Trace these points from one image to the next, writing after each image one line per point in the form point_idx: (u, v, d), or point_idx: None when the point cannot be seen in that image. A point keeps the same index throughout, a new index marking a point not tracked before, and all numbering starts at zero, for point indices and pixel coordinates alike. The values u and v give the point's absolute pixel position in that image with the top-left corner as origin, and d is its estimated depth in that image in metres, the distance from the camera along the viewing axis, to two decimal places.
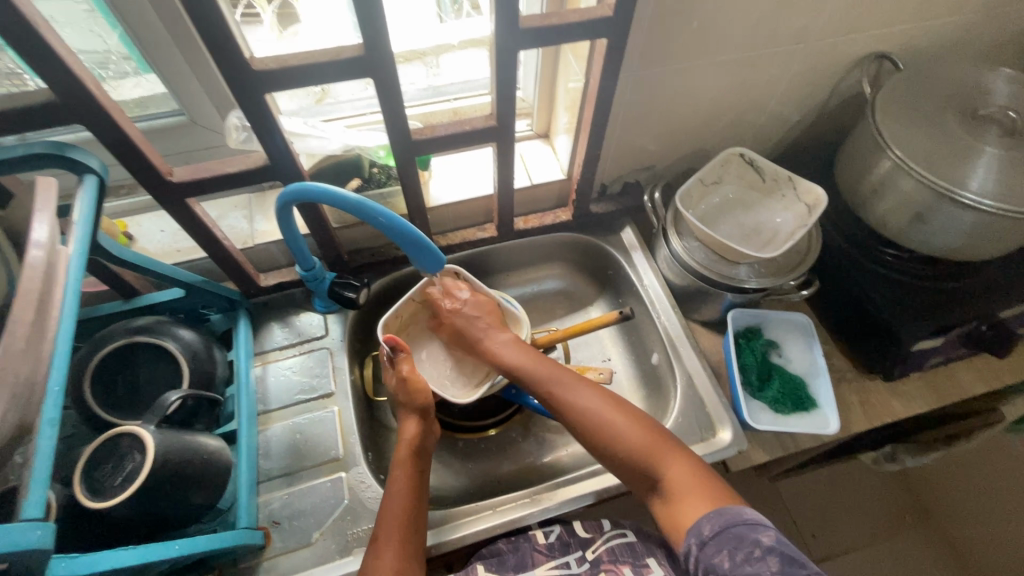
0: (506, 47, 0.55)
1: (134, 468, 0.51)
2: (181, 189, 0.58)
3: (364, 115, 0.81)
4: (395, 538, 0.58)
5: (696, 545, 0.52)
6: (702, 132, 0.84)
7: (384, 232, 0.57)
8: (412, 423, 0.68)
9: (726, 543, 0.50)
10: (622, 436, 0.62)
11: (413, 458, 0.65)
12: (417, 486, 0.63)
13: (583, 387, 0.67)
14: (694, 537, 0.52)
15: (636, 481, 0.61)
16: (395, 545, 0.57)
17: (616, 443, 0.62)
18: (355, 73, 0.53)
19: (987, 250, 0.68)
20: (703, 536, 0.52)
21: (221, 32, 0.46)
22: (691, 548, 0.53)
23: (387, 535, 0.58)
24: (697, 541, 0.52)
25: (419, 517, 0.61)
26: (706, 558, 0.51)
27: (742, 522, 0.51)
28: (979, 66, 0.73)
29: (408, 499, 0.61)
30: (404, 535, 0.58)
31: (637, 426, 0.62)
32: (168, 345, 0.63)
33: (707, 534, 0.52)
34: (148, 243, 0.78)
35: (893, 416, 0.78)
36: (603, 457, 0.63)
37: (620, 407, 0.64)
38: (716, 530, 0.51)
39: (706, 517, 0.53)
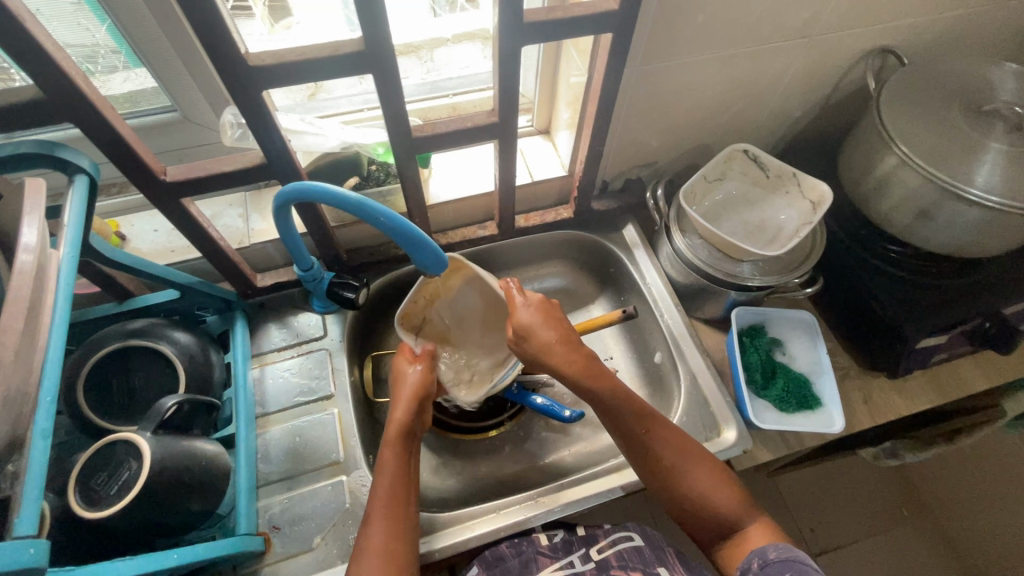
0: (509, 43, 0.54)
1: (131, 476, 0.50)
2: (175, 189, 0.56)
3: (362, 112, 0.79)
4: (386, 524, 0.56)
5: (757, 565, 0.53)
6: (704, 128, 0.83)
7: (385, 232, 0.56)
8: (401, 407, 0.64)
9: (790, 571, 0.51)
10: (707, 484, 0.60)
11: (401, 441, 0.63)
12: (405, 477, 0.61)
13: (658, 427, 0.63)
14: (758, 560, 0.53)
15: (706, 528, 0.60)
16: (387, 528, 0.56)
17: (703, 490, 0.60)
18: (354, 69, 0.51)
19: (992, 247, 0.67)
20: (768, 559, 0.53)
21: (215, 26, 0.44)
22: (751, 566, 0.53)
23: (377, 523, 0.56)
24: (761, 561, 0.53)
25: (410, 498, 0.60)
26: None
27: (811, 569, 0.51)
28: (984, 62, 0.73)
29: (397, 481, 0.60)
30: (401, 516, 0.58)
31: (717, 475, 0.61)
32: (163, 348, 0.62)
33: (772, 556, 0.53)
34: (141, 243, 0.77)
35: (896, 413, 0.78)
36: (680, 500, 0.61)
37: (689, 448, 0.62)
38: (784, 558, 0.52)
39: (774, 545, 0.54)
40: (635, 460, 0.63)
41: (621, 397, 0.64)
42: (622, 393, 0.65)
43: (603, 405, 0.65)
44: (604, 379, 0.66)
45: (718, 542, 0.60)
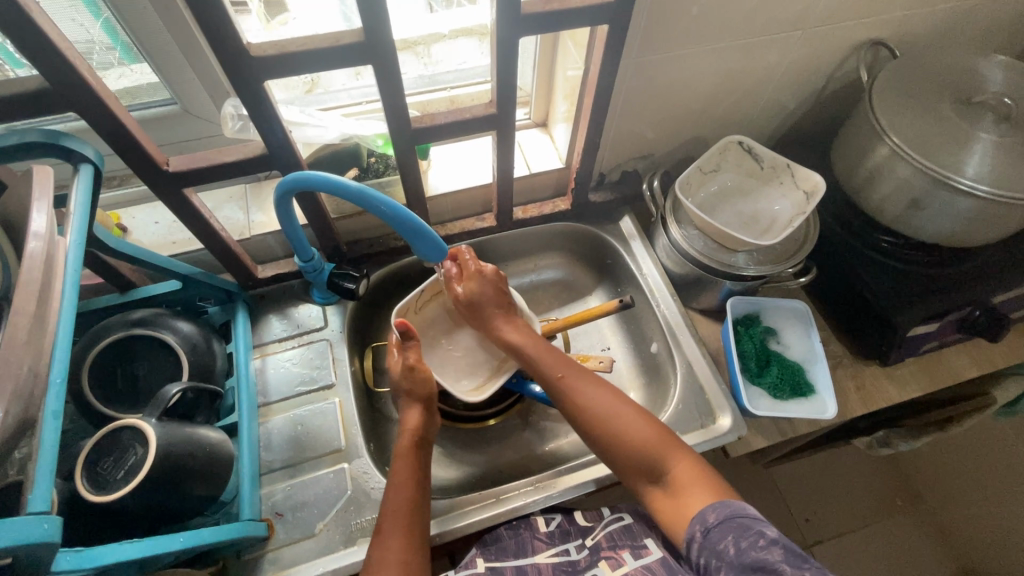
0: (506, 37, 0.55)
1: (136, 461, 0.51)
2: (178, 179, 0.57)
3: (361, 104, 0.80)
4: (400, 532, 0.57)
5: (700, 531, 0.53)
6: (699, 121, 0.84)
7: (385, 221, 0.57)
8: (416, 412, 0.68)
9: (731, 529, 0.51)
10: (631, 425, 0.61)
11: (411, 512, 0.59)
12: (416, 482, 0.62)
13: (592, 384, 0.66)
14: (700, 524, 0.53)
15: (633, 473, 0.60)
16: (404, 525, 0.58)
17: (625, 428, 0.61)
18: (354, 59, 0.52)
19: (981, 235, 0.69)
20: (709, 523, 0.52)
21: (218, 16, 0.45)
22: (694, 533, 0.53)
23: (393, 522, 0.58)
24: (702, 528, 0.53)
25: (422, 514, 0.60)
26: (710, 545, 0.51)
27: (752, 516, 0.52)
28: (973, 54, 0.74)
29: (409, 497, 0.60)
30: (410, 530, 0.58)
31: (639, 417, 0.62)
32: (166, 337, 0.62)
33: (712, 520, 0.52)
34: (143, 236, 0.77)
35: (888, 400, 0.80)
36: (607, 449, 0.62)
37: (618, 398, 0.64)
38: (721, 516, 0.52)
39: (710, 505, 0.54)
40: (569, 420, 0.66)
41: (544, 352, 0.70)
42: (552, 357, 0.70)
43: (529, 360, 0.70)
44: (532, 339, 0.72)
45: (648, 489, 0.60)
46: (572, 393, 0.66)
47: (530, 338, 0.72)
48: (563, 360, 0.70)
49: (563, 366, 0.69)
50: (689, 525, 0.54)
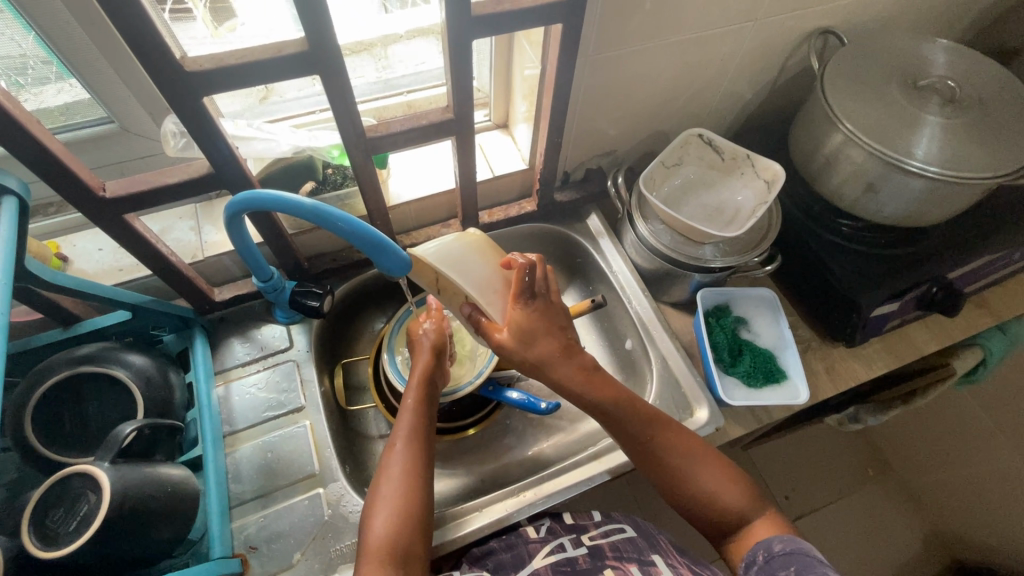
0: (459, 40, 0.54)
1: (90, 509, 0.48)
2: (117, 205, 0.53)
3: (314, 114, 0.76)
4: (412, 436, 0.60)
5: (763, 558, 0.55)
6: (659, 115, 0.84)
7: (344, 237, 0.55)
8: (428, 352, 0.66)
9: (792, 561, 0.52)
10: (721, 488, 0.61)
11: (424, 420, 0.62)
12: (426, 415, 0.63)
13: (676, 444, 0.62)
14: (765, 552, 0.55)
15: (713, 528, 0.62)
16: (411, 456, 0.58)
17: (713, 491, 0.61)
18: (299, 70, 0.49)
19: (933, 215, 0.71)
20: (773, 551, 0.54)
21: (146, 30, 0.42)
22: (756, 559, 0.55)
23: (400, 453, 0.59)
24: (766, 554, 0.55)
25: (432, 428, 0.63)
26: (769, 567, 0.53)
27: (818, 560, 0.52)
28: (916, 39, 0.76)
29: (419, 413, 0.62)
30: (417, 431, 0.61)
31: (723, 477, 0.61)
32: (116, 372, 0.59)
33: (777, 549, 0.54)
34: (86, 264, 0.73)
35: (856, 379, 0.82)
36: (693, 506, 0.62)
37: (700, 457, 0.62)
38: (790, 548, 0.54)
39: (778, 537, 0.56)
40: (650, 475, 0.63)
41: (625, 407, 0.62)
42: (632, 412, 0.62)
43: (609, 418, 0.63)
44: (611, 391, 0.63)
45: (722, 534, 0.61)
46: (658, 455, 0.62)
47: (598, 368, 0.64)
48: (646, 414, 0.63)
49: (653, 418, 0.63)
50: (751, 551, 0.57)
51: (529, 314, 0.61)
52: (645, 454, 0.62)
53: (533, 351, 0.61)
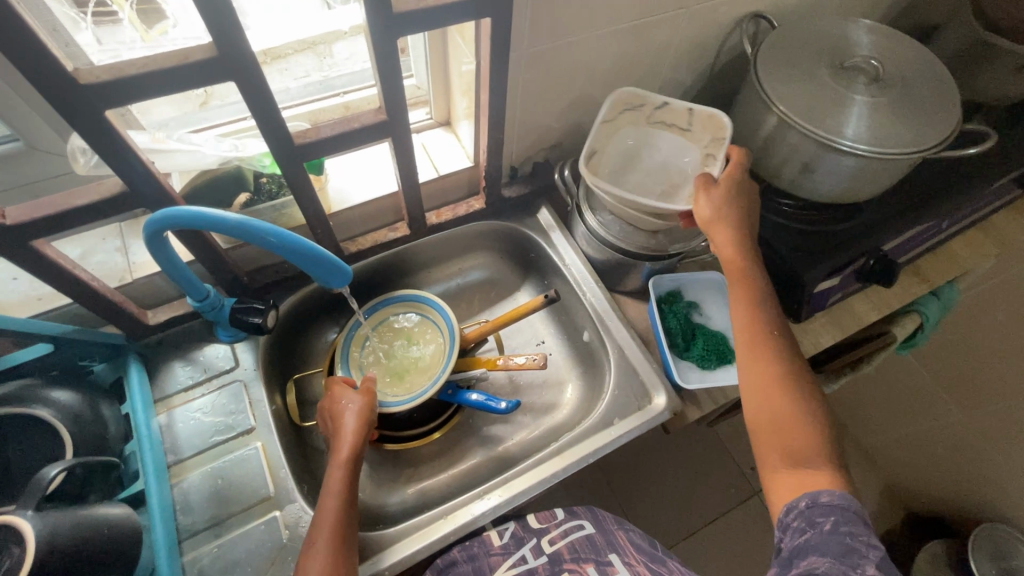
0: (384, 38, 0.52)
1: (13, 564, 0.43)
2: (22, 232, 0.49)
3: (239, 123, 0.72)
4: (331, 545, 0.55)
5: (806, 504, 0.53)
6: (601, 105, 0.84)
7: (275, 250, 0.52)
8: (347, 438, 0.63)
9: (836, 518, 0.51)
10: (804, 426, 0.57)
11: (341, 528, 0.57)
12: (348, 515, 0.58)
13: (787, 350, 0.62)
14: (807, 499, 0.54)
15: (776, 451, 0.58)
16: (331, 559, 0.54)
17: (794, 410, 0.58)
18: (211, 77, 0.46)
19: (866, 191, 0.73)
20: (818, 501, 0.53)
21: (28, 42, 0.38)
22: (800, 503, 0.54)
23: (319, 556, 0.54)
24: (809, 501, 0.53)
25: (352, 532, 0.58)
26: (811, 515, 0.52)
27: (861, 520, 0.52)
28: (842, 20, 0.78)
29: (341, 513, 0.58)
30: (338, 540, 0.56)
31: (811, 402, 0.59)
32: (39, 412, 0.55)
33: (823, 500, 0.53)
34: (0, 295, 0.67)
35: (804, 353, 0.84)
36: (764, 419, 0.59)
37: (798, 375, 0.61)
38: (837, 502, 0.52)
39: (828, 490, 0.54)
40: (745, 370, 0.62)
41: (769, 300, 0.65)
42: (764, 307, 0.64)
43: (741, 297, 0.65)
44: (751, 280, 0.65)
45: (776, 467, 0.58)
46: (760, 351, 0.62)
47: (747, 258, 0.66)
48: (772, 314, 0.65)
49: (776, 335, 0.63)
50: (795, 495, 0.55)
51: (727, 186, 0.68)
52: (753, 349, 0.62)
53: (709, 214, 0.67)
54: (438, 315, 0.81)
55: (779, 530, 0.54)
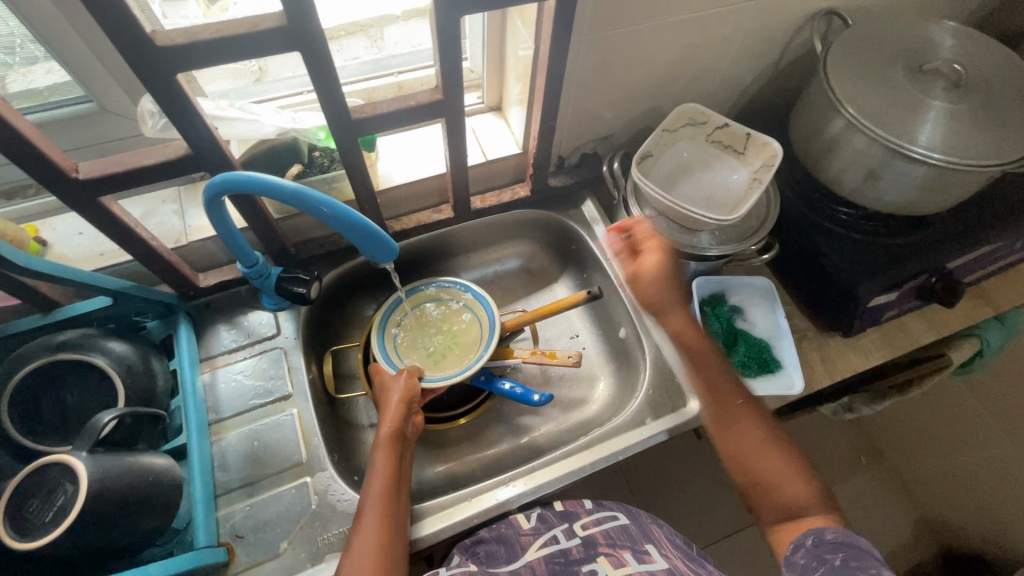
0: (448, 16, 0.51)
1: (67, 500, 0.47)
2: (92, 187, 0.51)
3: (300, 96, 0.74)
4: (382, 514, 0.57)
5: (811, 542, 0.55)
6: (657, 98, 0.82)
7: (326, 221, 0.53)
8: (391, 413, 0.65)
9: (844, 551, 0.52)
10: (786, 477, 0.62)
11: (391, 496, 0.59)
12: (397, 485, 0.60)
13: (749, 413, 0.66)
14: (813, 538, 0.55)
15: (769, 511, 0.61)
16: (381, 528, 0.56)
17: (769, 466, 0.63)
18: (278, 46, 0.47)
19: (935, 203, 0.69)
20: (824, 539, 0.54)
21: (111, 2, 0.39)
22: (805, 542, 0.55)
23: (370, 525, 0.56)
24: (815, 540, 0.55)
25: (401, 502, 0.60)
26: (819, 553, 0.53)
27: (868, 552, 0.52)
28: (923, 21, 0.73)
29: (388, 484, 0.59)
30: (387, 511, 0.58)
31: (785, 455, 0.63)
32: (96, 360, 0.57)
33: (829, 538, 0.54)
34: (66, 248, 0.71)
35: (851, 368, 0.81)
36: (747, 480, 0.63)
37: (770, 432, 0.65)
38: (841, 540, 0.54)
39: (830, 526, 0.56)
40: (725, 442, 0.65)
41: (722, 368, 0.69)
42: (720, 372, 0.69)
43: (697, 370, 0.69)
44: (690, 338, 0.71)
45: (772, 522, 0.61)
46: (734, 422, 0.65)
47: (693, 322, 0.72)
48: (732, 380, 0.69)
49: (739, 398, 0.67)
50: (801, 534, 0.57)
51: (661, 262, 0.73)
52: (721, 421, 0.66)
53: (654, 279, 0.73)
54: (474, 301, 0.81)
55: (785, 571, 0.55)
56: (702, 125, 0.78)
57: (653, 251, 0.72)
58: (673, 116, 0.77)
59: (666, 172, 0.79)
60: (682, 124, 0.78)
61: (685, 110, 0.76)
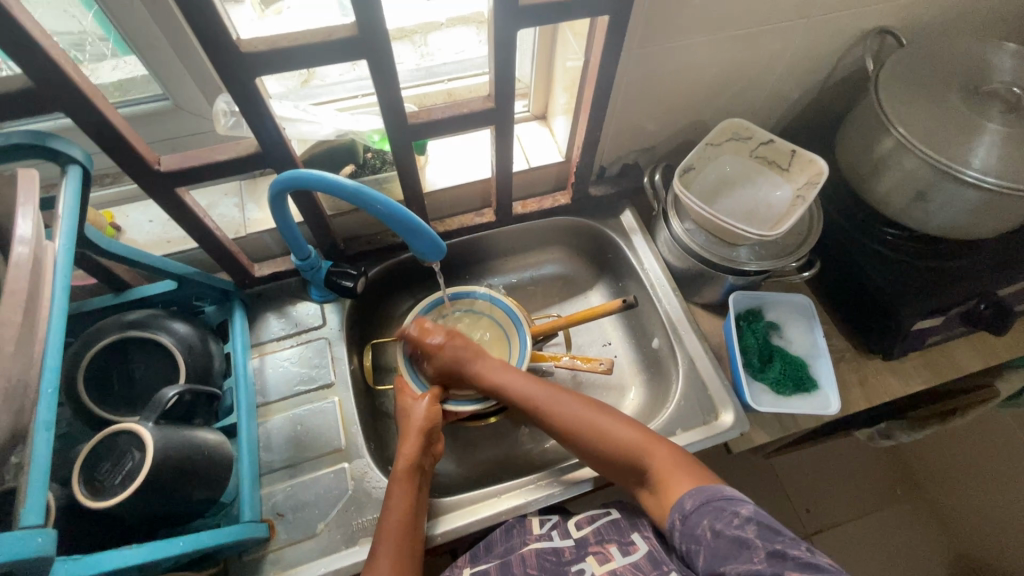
0: (505, 28, 0.54)
1: (134, 466, 0.51)
2: (171, 179, 0.56)
3: (357, 98, 0.78)
4: (395, 540, 0.58)
5: (679, 520, 0.55)
6: (702, 111, 0.83)
7: (379, 218, 0.56)
8: (410, 443, 0.65)
9: (707, 514, 0.53)
10: (595, 435, 0.63)
11: (405, 525, 0.59)
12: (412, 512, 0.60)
13: (567, 401, 0.67)
14: (678, 514, 0.56)
15: (624, 476, 0.62)
16: (394, 552, 0.57)
17: (596, 442, 0.63)
18: (347, 55, 0.50)
19: (986, 228, 0.68)
20: (686, 510, 0.55)
21: (205, 11, 0.43)
22: (675, 522, 0.56)
23: (382, 550, 0.57)
24: (679, 515, 0.55)
25: (416, 529, 0.60)
26: (690, 529, 0.54)
27: (727, 500, 0.54)
28: (983, 42, 0.72)
29: (402, 513, 0.60)
30: (402, 537, 0.58)
31: (615, 421, 0.64)
32: (162, 339, 0.62)
33: (688, 507, 0.55)
34: (137, 234, 0.76)
35: (890, 393, 0.79)
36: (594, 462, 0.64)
37: (601, 412, 0.65)
38: (699, 504, 0.54)
39: (689, 492, 0.56)
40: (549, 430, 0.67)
41: (524, 376, 0.70)
42: (520, 377, 0.70)
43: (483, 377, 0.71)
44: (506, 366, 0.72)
45: (645, 493, 0.61)
46: (544, 412, 0.67)
47: (494, 361, 0.72)
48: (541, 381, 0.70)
49: (552, 416, 0.67)
50: (683, 494, 0.56)
51: (450, 347, 0.72)
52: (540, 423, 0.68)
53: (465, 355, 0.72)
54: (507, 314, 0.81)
55: (675, 543, 0.56)
56: (746, 137, 0.77)
57: (455, 345, 0.73)
58: (721, 125, 0.76)
59: (707, 186, 0.79)
60: (728, 137, 0.78)
61: (731, 123, 0.76)
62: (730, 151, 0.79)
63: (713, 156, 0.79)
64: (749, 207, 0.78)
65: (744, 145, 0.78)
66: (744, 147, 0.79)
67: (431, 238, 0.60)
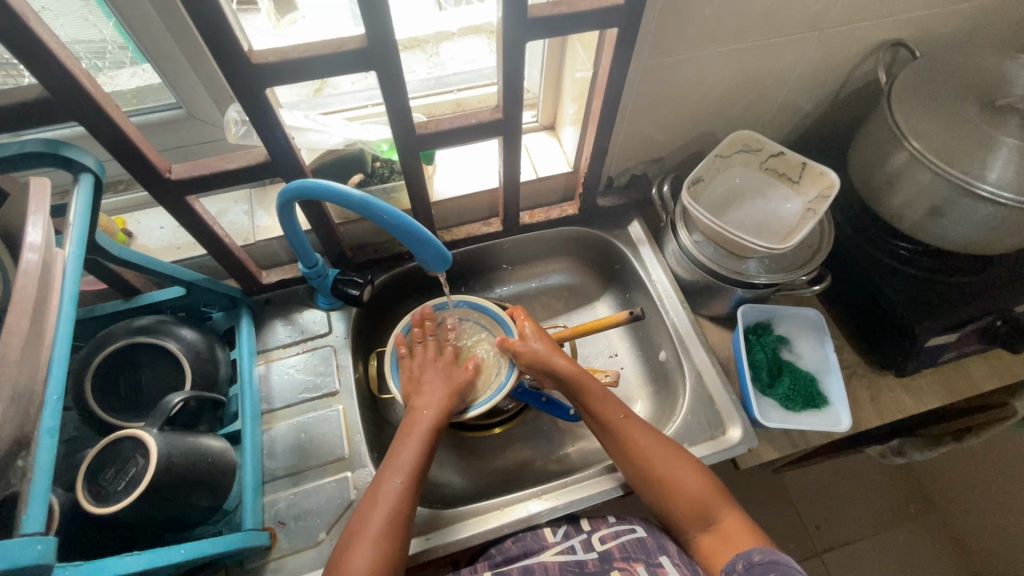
0: (514, 40, 0.54)
1: (137, 472, 0.51)
2: (181, 187, 0.56)
3: (366, 107, 0.78)
4: (388, 535, 0.56)
5: (742, 567, 0.53)
6: (711, 123, 0.82)
7: (387, 228, 0.56)
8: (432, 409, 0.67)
9: (774, 572, 0.51)
10: (672, 472, 0.62)
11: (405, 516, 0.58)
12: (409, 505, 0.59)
13: (647, 431, 0.66)
14: (744, 560, 0.54)
15: (683, 517, 0.61)
16: (382, 543, 0.55)
17: (668, 476, 0.62)
18: (356, 66, 0.51)
19: (1003, 244, 0.66)
20: (753, 561, 0.53)
21: (218, 22, 0.44)
22: (736, 567, 0.54)
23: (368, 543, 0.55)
24: (745, 563, 0.53)
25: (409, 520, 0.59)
26: None
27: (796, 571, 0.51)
28: (998, 54, 0.71)
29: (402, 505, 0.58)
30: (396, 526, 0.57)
31: (690, 465, 0.63)
32: (169, 345, 0.62)
33: (757, 559, 0.53)
34: (148, 240, 0.77)
35: (903, 411, 0.77)
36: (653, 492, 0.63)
37: (673, 450, 0.64)
38: (766, 560, 0.52)
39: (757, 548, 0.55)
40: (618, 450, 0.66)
41: (607, 395, 0.69)
42: (608, 399, 0.69)
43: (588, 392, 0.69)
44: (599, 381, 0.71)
45: (699, 533, 0.60)
46: (625, 436, 0.66)
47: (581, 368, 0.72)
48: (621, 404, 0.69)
49: (630, 438, 0.65)
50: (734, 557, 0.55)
51: (537, 342, 0.73)
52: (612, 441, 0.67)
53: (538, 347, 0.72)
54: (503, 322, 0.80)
55: None
56: (757, 149, 0.77)
57: (535, 344, 0.73)
58: (732, 137, 0.76)
59: (716, 198, 0.78)
60: (736, 149, 0.78)
61: (740, 135, 0.75)
62: (739, 163, 0.79)
63: (721, 167, 0.79)
64: (758, 218, 0.77)
65: (754, 157, 0.78)
66: (754, 159, 0.78)
67: (437, 250, 0.60)
